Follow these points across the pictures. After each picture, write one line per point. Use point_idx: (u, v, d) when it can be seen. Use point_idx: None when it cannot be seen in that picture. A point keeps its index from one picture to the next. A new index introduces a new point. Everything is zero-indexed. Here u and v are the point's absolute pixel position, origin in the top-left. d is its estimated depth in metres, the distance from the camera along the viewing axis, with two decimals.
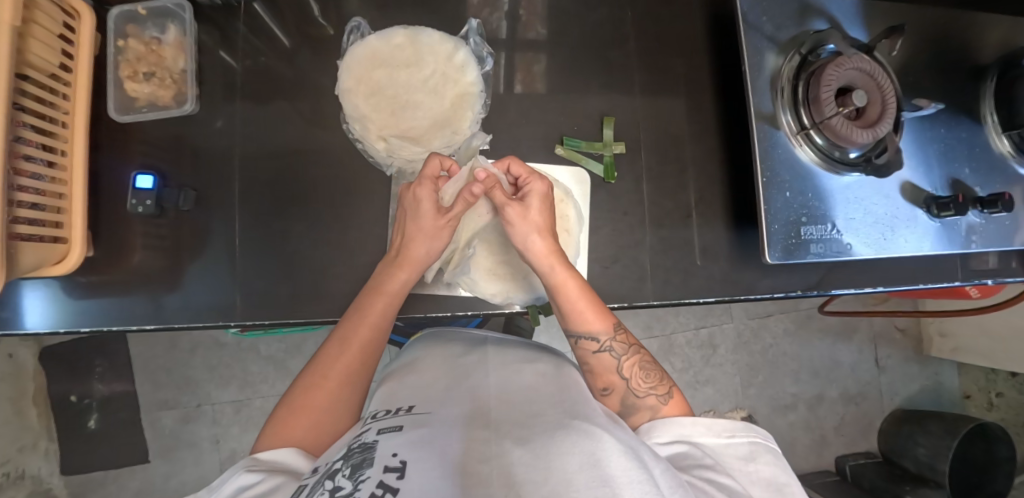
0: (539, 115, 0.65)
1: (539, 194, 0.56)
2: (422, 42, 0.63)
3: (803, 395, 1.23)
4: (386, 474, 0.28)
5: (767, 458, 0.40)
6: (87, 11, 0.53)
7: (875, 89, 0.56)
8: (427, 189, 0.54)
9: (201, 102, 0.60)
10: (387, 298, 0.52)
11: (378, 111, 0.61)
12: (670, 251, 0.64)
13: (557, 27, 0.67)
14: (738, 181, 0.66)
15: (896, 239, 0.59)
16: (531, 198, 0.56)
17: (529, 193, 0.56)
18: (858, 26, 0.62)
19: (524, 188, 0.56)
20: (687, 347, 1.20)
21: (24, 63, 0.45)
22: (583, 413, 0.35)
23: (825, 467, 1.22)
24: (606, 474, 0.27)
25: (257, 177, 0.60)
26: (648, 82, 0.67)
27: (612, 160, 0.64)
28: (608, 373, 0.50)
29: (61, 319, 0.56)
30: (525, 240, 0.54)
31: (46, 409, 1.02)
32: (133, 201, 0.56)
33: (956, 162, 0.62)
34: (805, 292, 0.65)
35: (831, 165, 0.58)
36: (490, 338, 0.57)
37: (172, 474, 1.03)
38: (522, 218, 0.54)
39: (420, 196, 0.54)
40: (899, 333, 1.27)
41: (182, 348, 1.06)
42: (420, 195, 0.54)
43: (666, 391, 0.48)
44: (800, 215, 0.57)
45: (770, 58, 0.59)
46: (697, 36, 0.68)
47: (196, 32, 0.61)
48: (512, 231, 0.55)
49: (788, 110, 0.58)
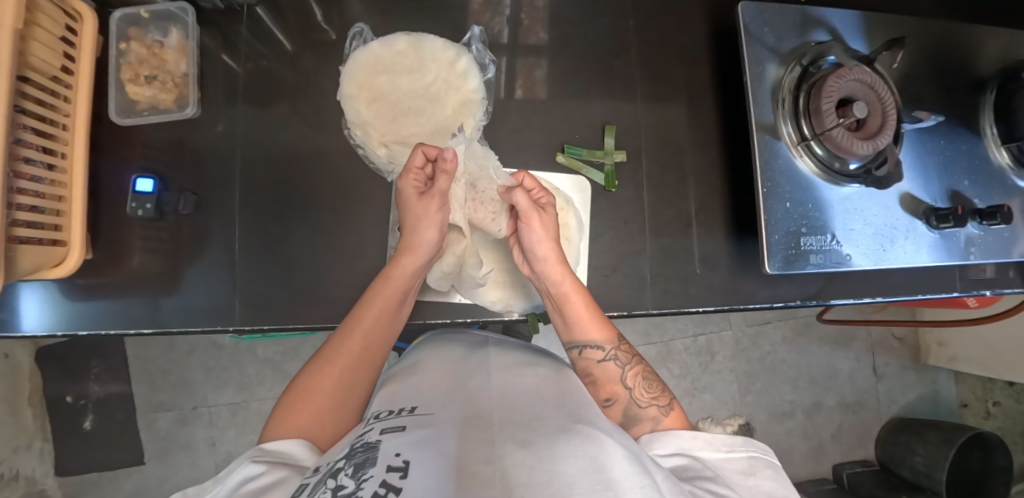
0: (539, 122, 0.65)
1: (555, 206, 0.57)
2: (425, 48, 0.63)
3: (800, 403, 1.23)
4: (389, 474, 0.28)
5: (767, 473, 0.41)
6: (90, 14, 0.53)
7: (876, 101, 0.56)
8: (412, 180, 0.54)
9: (202, 104, 0.60)
10: (392, 287, 0.51)
11: (379, 118, 0.62)
12: (670, 259, 0.64)
13: (559, 33, 0.67)
14: (738, 190, 0.66)
15: (895, 249, 0.59)
16: (552, 209, 0.56)
17: (547, 203, 0.56)
18: (859, 38, 0.62)
19: (540, 201, 0.57)
20: (685, 353, 1.21)
21: (25, 65, 0.45)
22: (585, 418, 0.35)
23: (823, 475, 1.21)
24: (608, 478, 0.27)
25: (258, 180, 0.60)
26: (650, 91, 0.67)
27: (613, 168, 0.64)
28: (611, 383, 0.50)
29: (59, 322, 0.55)
30: (538, 248, 0.54)
31: (41, 409, 1.01)
32: (133, 204, 0.55)
33: (956, 174, 0.63)
34: (804, 302, 0.65)
35: (831, 176, 0.58)
36: (492, 338, 0.58)
37: (167, 477, 1.03)
38: (544, 227, 0.54)
39: (404, 188, 0.54)
40: (897, 342, 1.28)
41: (179, 350, 1.06)
42: (404, 186, 0.54)
43: (667, 402, 0.48)
44: (800, 226, 0.57)
45: (770, 69, 0.59)
46: (698, 44, 0.68)
47: (198, 36, 0.60)
48: (528, 232, 0.54)
49: (789, 122, 0.58)
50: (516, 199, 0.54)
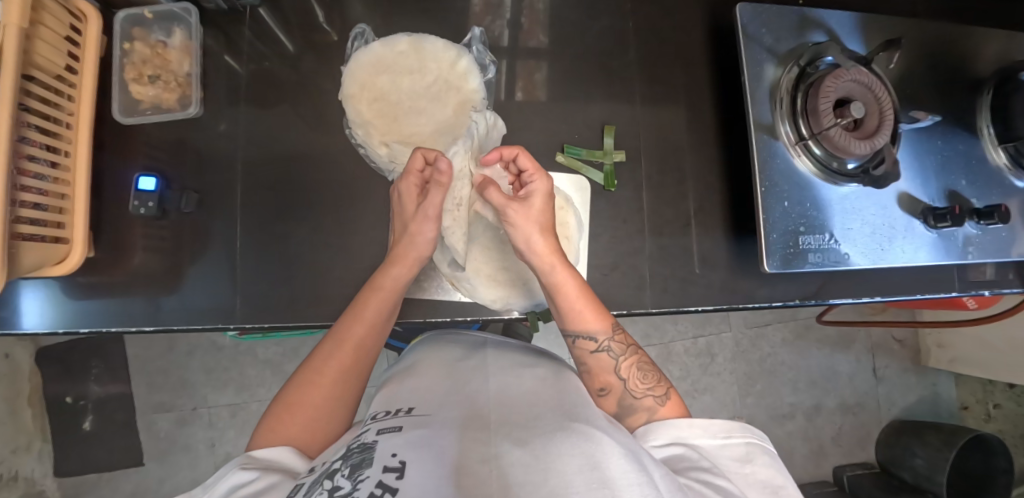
0: (539, 123, 0.65)
1: (542, 194, 0.55)
2: (426, 49, 0.64)
3: (801, 405, 1.23)
4: (385, 474, 0.28)
5: (763, 459, 0.41)
6: (95, 14, 0.54)
7: (873, 102, 0.56)
8: (410, 182, 0.54)
9: (205, 105, 0.61)
10: (383, 297, 0.51)
11: (380, 117, 0.62)
12: (670, 259, 0.64)
13: (559, 35, 0.67)
14: (738, 191, 0.66)
15: (892, 248, 0.59)
16: (534, 196, 0.54)
17: (533, 193, 0.55)
18: (857, 39, 0.63)
19: (529, 184, 0.55)
20: (685, 355, 1.21)
21: (30, 64, 0.46)
22: (582, 416, 0.35)
23: (823, 478, 1.21)
24: (605, 476, 0.27)
25: (259, 179, 0.60)
26: (649, 92, 0.67)
27: (613, 168, 0.64)
28: (605, 374, 0.50)
29: (59, 320, 0.56)
30: (526, 238, 0.53)
31: (41, 410, 1.01)
32: (135, 201, 0.55)
33: (954, 174, 0.63)
34: (803, 302, 0.65)
35: (829, 176, 0.59)
36: (490, 341, 0.57)
37: (165, 479, 1.03)
38: (525, 216, 0.53)
39: (404, 189, 0.54)
40: (897, 344, 1.28)
41: (179, 350, 1.06)
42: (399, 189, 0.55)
43: (663, 392, 0.48)
44: (798, 225, 0.58)
45: (769, 69, 0.59)
46: (696, 46, 0.68)
47: (202, 37, 0.61)
48: (514, 229, 0.53)
49: (787, 121, 0.59)
50: (491, 198, 0.54)
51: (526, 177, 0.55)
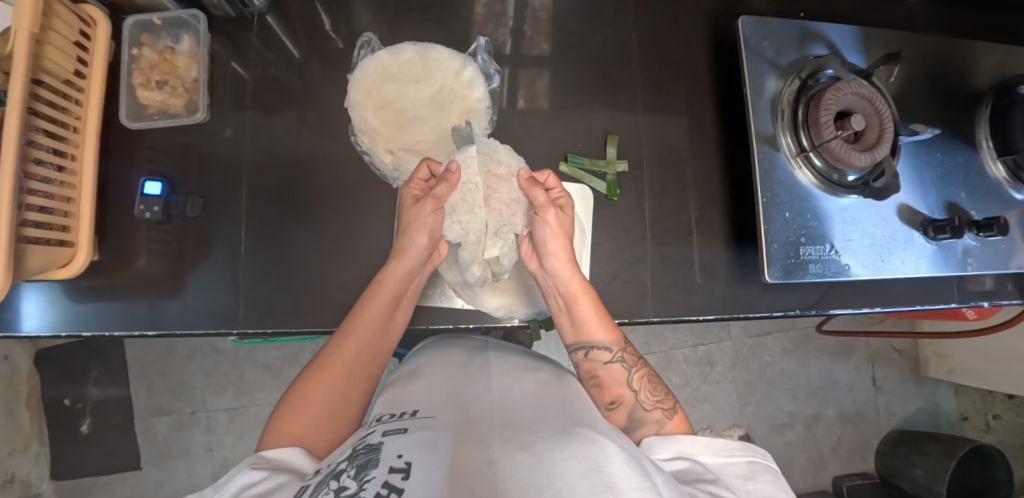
0: (542, 131, 0.66)
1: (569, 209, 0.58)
2: (432, 57, 0.65)
3: (800, 414, 1.23)
4: (391, 475, 0.29)
5: (765, 477, 0.41)
6: (103, 18, 0.54)
7: (873, 114, 0.57)
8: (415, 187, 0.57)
9: (211, 110, 0.61)
10: (387, 291, 0.51)
11: (386, 125, 0.63)
12: (671, 268, 0.64)
13: (562, 45, 0.68)
14: (739, 200, 0.67)
15: (893, 260, 0.60)
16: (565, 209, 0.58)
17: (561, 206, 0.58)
18: (857, 52, 0.64)
19: (557, 199, 0.58)
20: (685, 363, 1.21)
21: (40, 69, 0.46)
22: (585, 421, 0.35)
23: (822, 488, 1.21)
24: (609, 480, 0.27)
25: (264, 184, 0.61)
26: (651, 102, 0.68)
27: (615, 178, 0.65)
28: (617, 386, 0.50)
29: (59, 324, 0.56)
30: (553, 246, 0.54)
31: (38, 412, 1.01)
32: (140, 205, 0.56)
33: (953, 187, 0.63)
34: (803, 312, 0.65)
35: (830, 187, 0.59)
36: (492, 345, 0.57)
37: (163, 482, 1.02)
38: (561, 223, 0.56)
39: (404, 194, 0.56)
40: (897, 354, 1.28)
41: (179, 354, 1.06)
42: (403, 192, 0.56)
43: (671, 405, 0.48)
44: (799, 235, 0.58)
45: (770, 81, 0.60)
46: (698, 57, 0.69)
47: (209, 42, 0.62)
48: (542, 229, 0.55)
49: (788, 133, 0.59)
50: (533, 195, 0.56)
51: (554, 192, 0.58)
